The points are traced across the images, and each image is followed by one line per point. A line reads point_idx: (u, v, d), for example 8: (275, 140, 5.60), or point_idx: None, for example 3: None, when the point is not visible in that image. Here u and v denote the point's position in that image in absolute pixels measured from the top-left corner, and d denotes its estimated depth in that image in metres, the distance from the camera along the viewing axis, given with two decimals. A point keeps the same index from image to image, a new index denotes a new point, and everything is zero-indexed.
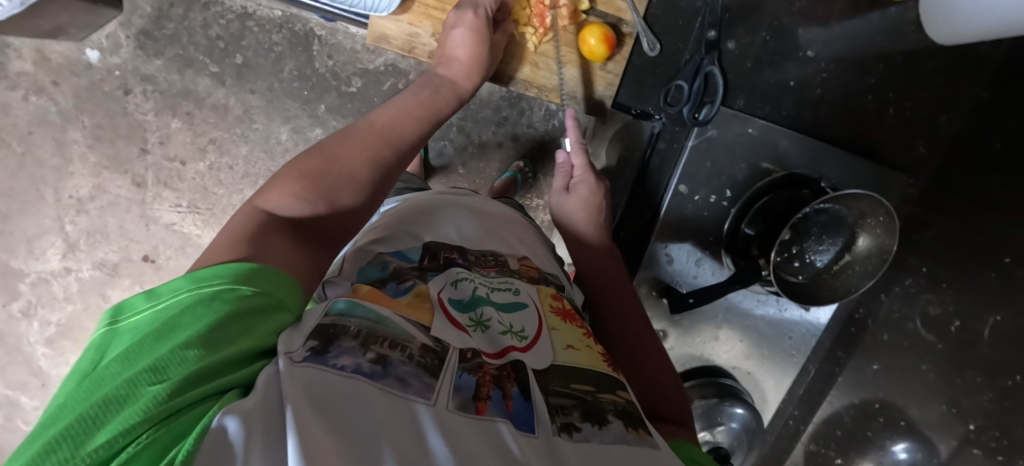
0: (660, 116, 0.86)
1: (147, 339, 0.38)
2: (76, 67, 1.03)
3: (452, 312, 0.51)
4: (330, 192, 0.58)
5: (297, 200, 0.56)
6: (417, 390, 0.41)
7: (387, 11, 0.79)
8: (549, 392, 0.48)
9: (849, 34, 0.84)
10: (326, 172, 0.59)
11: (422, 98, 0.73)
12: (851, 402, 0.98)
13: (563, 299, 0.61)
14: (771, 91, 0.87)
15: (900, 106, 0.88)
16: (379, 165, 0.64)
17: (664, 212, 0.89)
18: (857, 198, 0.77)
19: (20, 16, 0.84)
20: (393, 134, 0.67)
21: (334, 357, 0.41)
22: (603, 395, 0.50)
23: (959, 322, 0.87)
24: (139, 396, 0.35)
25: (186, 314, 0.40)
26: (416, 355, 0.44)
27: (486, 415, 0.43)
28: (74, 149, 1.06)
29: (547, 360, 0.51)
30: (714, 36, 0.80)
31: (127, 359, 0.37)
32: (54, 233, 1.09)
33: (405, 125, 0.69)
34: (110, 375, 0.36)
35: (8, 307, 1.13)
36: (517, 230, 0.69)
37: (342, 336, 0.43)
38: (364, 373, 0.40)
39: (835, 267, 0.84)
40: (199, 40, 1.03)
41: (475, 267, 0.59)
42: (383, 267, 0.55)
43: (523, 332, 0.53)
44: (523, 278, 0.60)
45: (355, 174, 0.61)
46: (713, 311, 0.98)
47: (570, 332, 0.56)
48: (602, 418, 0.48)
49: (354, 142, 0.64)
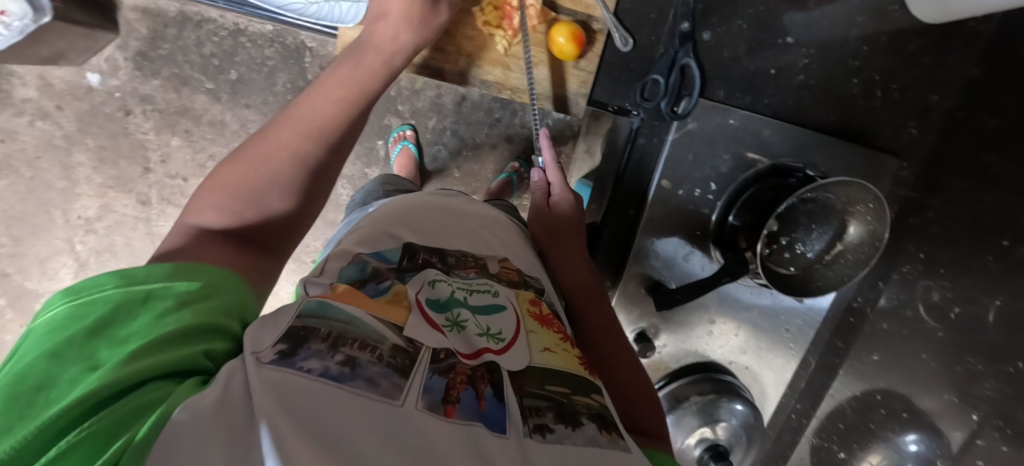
0: (637, 111, 0.84)
1: (94, 325, 0.40)
2: (77, 92, 1.04)
3: (428, 312, 0.51)
4: (256, 196, 0.57)
5: (217, 212, 0.56)
6: (385, 391, 0.41)
7: (353, 21, 0.79)
8: (523, 394, 0.48)
9: (829, 17, 0.82)
10: (252, 174, 0.58)
11: (337, 73, 0.66)
12: (854, 393, 0.97)
13: (541, 304, 0.60)
14: (750, 79, 0.84)
15: (888, 88, 0.86)
16: (306, 162, 0.60)
17: (649, 204, 0.87)
18: (844, 185, 0.76)
19: (22, 44, 0.87)
20: (312, 121, 0.62)
21: (303, 360, 0.41)
22: (578, 398, 0.50)
23: (959, 307, 0.83)
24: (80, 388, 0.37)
25: (121, 308, 0.42)
26: (386, 356, 0.44)
27: (455, 418, 0.42)
28: (80, 172, 1.08)
29: (523, 362, 0.51)
30: (688, 27, 0.79)
31: (62, 352, 0.39)
32: (65, 253, 1.12)
33: (326, 109, 0.63)
34: (47, 369, 0.38)
35: (26, 326, 1.16)
36: (499, 229, 0.68)
37: (312, 338, 0.43)
38: (330, 377, 0.40)
39: (827, 257, 0.82)
40: (194, 58, 1.03)
41: (454, 269, 0.58)
42: (362, 267, 0.54)
43: (500, 334, 0.52)
44: (503, 282, 0.59)
45: (279, 172, 0.59)
46: (705, 303, 0.95)
47: (547, 335, 0.55)
48: (576, 419, 0.47)
49: (267, 138, 0.60)
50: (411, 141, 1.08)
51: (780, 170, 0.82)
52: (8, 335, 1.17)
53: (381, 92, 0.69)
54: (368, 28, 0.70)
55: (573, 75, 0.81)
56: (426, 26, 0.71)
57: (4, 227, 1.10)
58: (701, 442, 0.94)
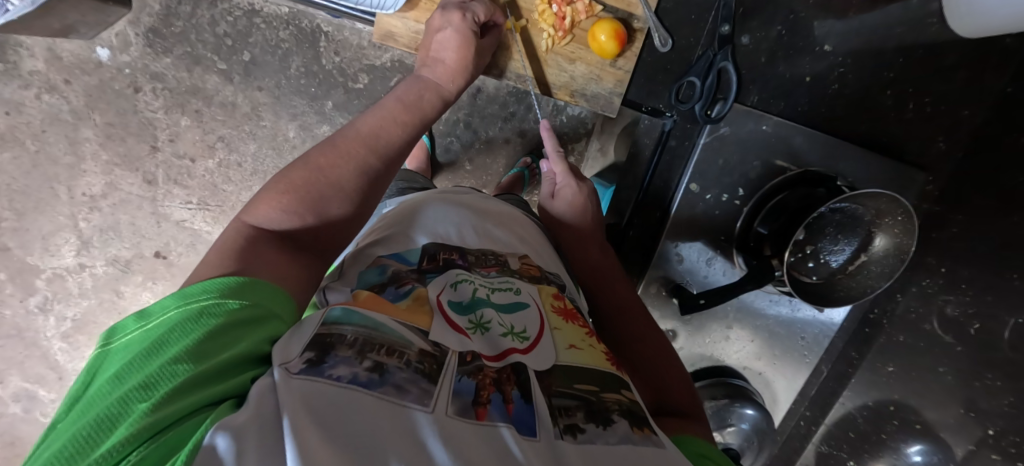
0: (671, 113, 0.85)
1: (137, 358, 0.39)
2: (86, 66, 1.02)
3: (451, 315, 0.50)
4: (319, 203, 0.58)
5: (284, 214, 0.55)
6: (415, 397, 0.40)
7: (393, 8, 0.78)
8: (551, 393, 0.46)
9: (866, 27, 0.81)
10: (317, 181, 0.58)
11: (406, 100, 0.71)
12: (864, 403, 0.97)
13: (564, 298, 0.59)
14: (785, 86, 0.84)
15: (920, 101, 0.86)
16: (366, 173, 0.62)
17: (676, 212, 0.87)
18: (875, 198, 0.75)
19: (32, 16, 0.84)
20: (379, 142, 0.65)
21: (330, 368, 0.40)
22: (607, 395, 0.48)
23: (978, 323, 0.85)
24: (129, 415, 0.36)
25: (175, 330, 0.41)
26: (413, 361, 0.43)
27: (486, 420, 0.41)
28: (86, 147, 1.06)
29: (549, 360, 0.49)
30: (728, 30, 0.79)
31: (117, 379, 0.38)
32: (68, 230, 1.10)
33: (389, 131, 0.66)
34: (103, 397, 0.37)
35: (25, 302, 1.13)
36: (517, 226, 0.67)
37: (338, 345, 0.42)
38: (362, 383, 0.40)
39: (850, 267, 0.82)
40: (207, 37, 1.01)
41: (475, 267, 0.57)
42: (382, 271, 0.54)
43: (524, 333, 0.51)
44: (524, 278, 0.58)
45: (343, 181, 0.60)
46: (724, 310, 0.95)
47: (572, 331, 0.54)
48: (607, 418, 0.46)
49: (337, 151, 0.61)
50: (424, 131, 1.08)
51: (810, 177, 0.81)
52: (7, 310, 1.13)
53: (434, 121, 0.73)
54: (424, 69, 0.75)
55: (610, 73, 0.82)
56: (473, 39, 0.74)
57: (7, 201, 1.07)
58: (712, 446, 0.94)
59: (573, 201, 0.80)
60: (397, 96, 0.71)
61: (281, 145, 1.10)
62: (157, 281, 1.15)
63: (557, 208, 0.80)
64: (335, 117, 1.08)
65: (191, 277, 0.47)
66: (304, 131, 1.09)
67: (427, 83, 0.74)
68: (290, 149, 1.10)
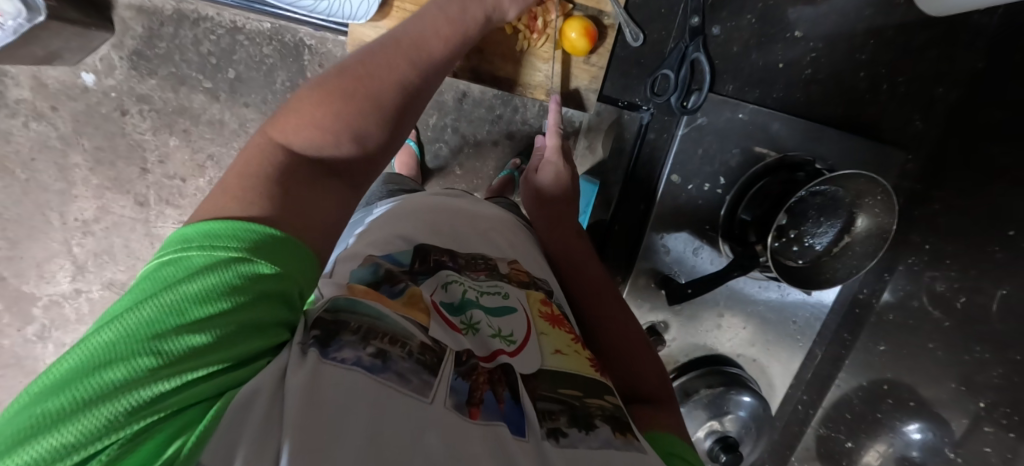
0: (648, 106, 0.86)
1: (151, 315, 0.33)
2: (72, 92, 1.02)
3: (445, 314, 0.47)
4: (358, 121, 0.49)
5: (319, 130, 0.47)
6: (416, 387, 0.39)
7: (365, 18, 0.76)
8: (535, 397, 0.44)
9: (836, 10, 0.83)
10: (358, 91, 0.49)
11: (447, 14, 0.62)
12: (861, 383, 0.96)
13: (552, 304, 0.55)
14: (760, 73, 0.85)
15: (893, 82, 0.87)
16: (407, 88, 0.53)
17: (659, 201, 0.88)
18: (852, 178, 0.76)
19: (12, 47, 0.85)
20: (417, 56, 0.55)
21: (336, 351, 0.39)
22: (590, 400, 0.46)
23: (964, 297, 0.82)
24: (131, 388, 0.31)
25: (195, 290, 0.35)
26: (415, 352, 0.41)
27: (480, 420, 0.39)
28: (76, 173, 1.06)
29: (535, 364, 0.46)
30: (698, 22, 0.79)
31: (123, 335, 0.32)
32: (62, 256, 1.10)
33: (430, 44, 0.57)
34: (105, 353, 0.32)
35: (23, 330, 1.14)
36: (508, 232, 0.63)
37: (344, 330, 0.40)
38: (365, 367, 0.38)
39: (835, 249, 0.83)
40: (191, 57, 1.02)
41: (465, 270, 0.54)
42: (374, 270, 0.48)
43: (512, 336, 0.48)
44: (513, 282, 0.55)
45: (382, 95, 0.51)
46: (713, 299, 0.96)
47: (559, 337, 0.51)
48: (590, 423, 0.44)
49: (380, 59, 0.52)
50: (412, 138, 1.08)
51: (790, 163, 0.82)
52: (5, 340, 1.14)
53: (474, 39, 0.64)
54: None
55: (585, 70, 0.83)
56: None
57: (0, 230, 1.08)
58: (711, 434, 0.92)
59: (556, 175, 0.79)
60: (437, 9, 0.62)
61: None
62: None
63: (539, 179, 0.79)
64: None
65: (223, 200, 0.40)
66: None
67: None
68: None
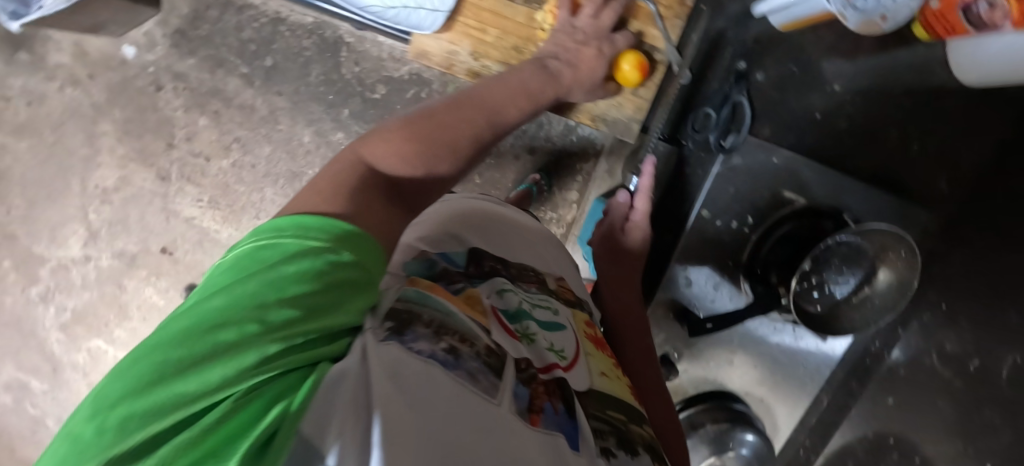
0: (686, 141, 0.88)
1: (247, 287, 0.31)
2: (111, 63, 1.07)
3: (503, 320, 0.46)
4: (432, 157, 0.51)
5: (400, 159, 0.48)
6: (485, 387, 0.38)
7: (430, 28, 0.79)
8: (588, 413, 0.44)
9: (873, 68, 0.87)
10: (437, 135, 0.52)
11: (529, 88, 0.68)
12: (864, 433, 0.96)
13: (594, 327, 0.59)
14: (795, 121, 0.89)
15: (923, 142, 0.89)
16: (478, 141, 0.57)
17: (687, 234, 0.90)
18: (880, 233, 0.77)
19: (66, 14, 0.87)
20: (495, 118, 0.60)
21: (411, 341, 0.37)
22: (633, 427, 0.48)
23: (978, 360, 0.83)
24: (231, 359, 0.28)
25: (288, 267, 0.33)
26: (483, 354, 0.40)
27: (540, 428, 0.39)
28: (103, 141, 1.09)
29: (586, 383, 0.47)
30: (743, 67, 0.85)
31: (218, 305, 0.30)
32: (77, 221, 1.12)
33: (507, 111, 0.63)
34: (202, 322, 0.29)
35: (28, 290, 1.15)
36: (549, 245, 0.64)
37: (416, 322, 0.39)
38: (440, 362, 0.36)
39: (854, 299, 0.84)
40: (232, 42, 1.05)
41: (518, 281, 0.54)
42: (429, 266, 0.48)
43: (563, 352, 0.48)
44: (560, 299, 0.56)
45: (457, 142, 0.54)
46: (728, 336, 0.98)
47: (602, 360, 0.53)
48: (633, 449, 0.45)
49: (462, 113, 0.56)
50: None
51: (818, 211, 0.85)
52: (8, 298, 1.15)
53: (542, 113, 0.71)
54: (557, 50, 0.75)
55: (631, 101, 0.82)
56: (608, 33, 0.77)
57: (20, 189, 1.11)
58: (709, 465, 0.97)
59: (642, 240, 0.79)
60: (524, 79, 0.68)
61: (295, 149, 1.09)
62: (161, 276, 1.13)
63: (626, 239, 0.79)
64: (351, 124, 1.08)
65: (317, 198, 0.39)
66: (319, 136, 1.09)
67: (551, 76, 0.71)
68: (304, 154, 1.09)
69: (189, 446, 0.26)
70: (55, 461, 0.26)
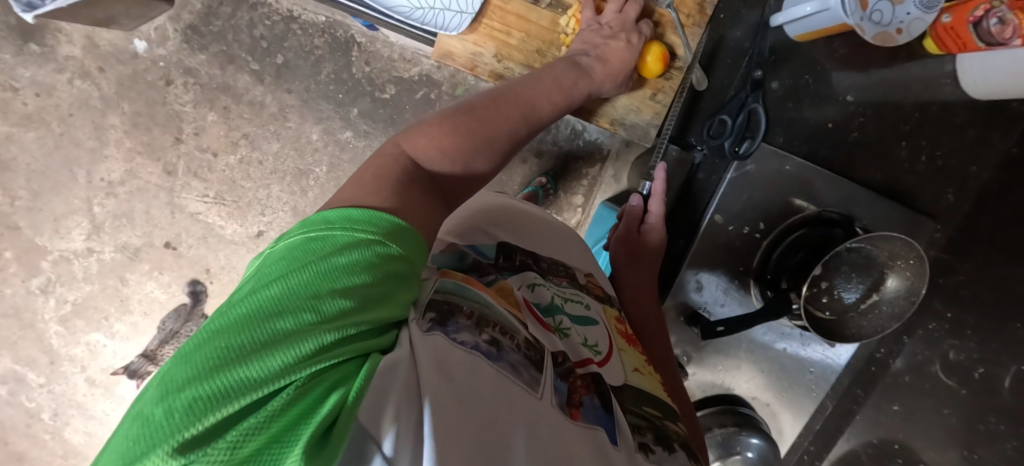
0: (701, 147, 0.88)
1: (304, 273, 0.31)
2: (122, 56, 1.06)
3: (537, 313, 0.47)
4: (471, 153, 0.52)
5: (440, 155, 0.49)
6: (527, 380, 0.39)
7: (457, 29, 0.80)
8: (626, 409, 0.45)
9: (885, 81, 0.88)
10: (476, 130, 0.53)
11: (561, 83, 0.69)
12: (869, 440, 0.99)
13: (624, 323, 0.59)
14: (811, 132, 0.90)
15: (932, 155, 0.91)
16: (515, 137, 0.57)
17: (699, 239, 0.91)
18: (891, 240, 0.79)
19: (78, 7, 0.87)
20: (530, 114, 0.61)
21: (454, 332, 0.37)
22: (668, 423, 0.49)
23: (983, 368, 0.88)
24: (294, 343, 0.28)
25: (341, 256, 0.33)
26: (523, 347, 0.41)
27: (581, 421, 0.40)
28: (111, 134, 1.09)
29: (621, 378, 0.48)
30: (760, 75, 0.84)
31: (278, 291, 0.30)
32: (82, 213, 1.12)
33: (541, 105, 0.63)
34: (263, 307, 0.29)
35: (28, 282, 1.14)
36: (575, 243, 0.64)
37: (458, 313, 0.39)
38: (483, 354, 0.37)
39: (863, 305, 0.86)
40: (244, 39, 1.06)
41: (548, 275, 0.55)
42: (461, 258, 0.48)
43: (597, 346, 0.49)
44: (590, 294, 0.57)
45: (495, 139, 0.55)
46: (735, 341, 0.98)
47: (634, 356, 0.54)
48: (670, 444, 0.46)
49: (501, 108, 0.57)
50: None
51: (826, 219, 0.83)
52: (7, 289, 1.14)
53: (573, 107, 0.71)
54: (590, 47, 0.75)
55: (650, 106, 0.82)
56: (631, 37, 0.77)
57: (25, 180, 1.10)
58: None
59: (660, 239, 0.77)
60: (556, 75, 0.69)
61: (303, 146, 1.11)
62: (164, 271, 1.15)
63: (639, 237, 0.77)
64: (360, 124, 1.10)
65: (365, 192, 0.40)
66: (327, 135, 1.10)
67: (583, 72, 0.72)
68: (312, 150, 1.11)
69: (256, 430, 0.25)
70: (118, 447, 0.25)
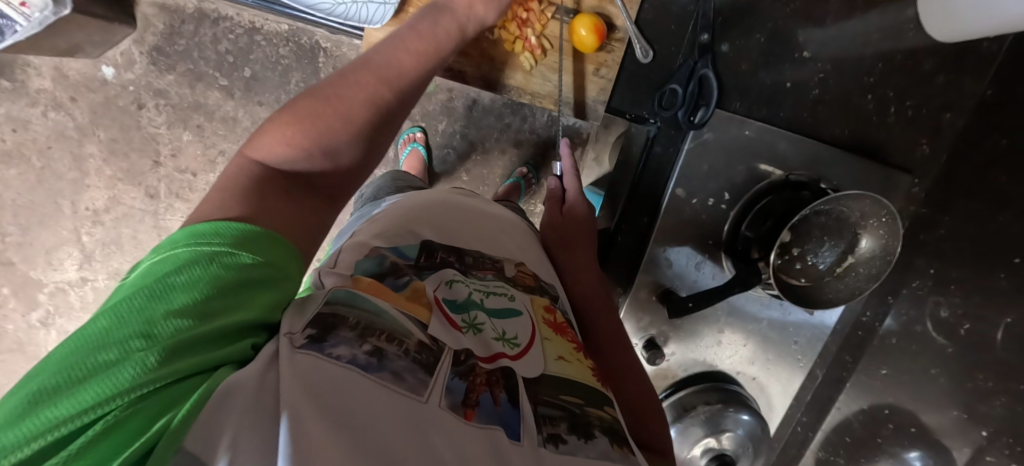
0: (655, 119, 0.86)
1: (140, 297, 0.34)
2: (92, 84, 1.05)
3: (447, 311, 0.45)
4: (323, 137, 0.50)
5: (291, 149, 0.49)
6: (412, 385, 0.37)
7: (381, 22, 0.77)
8: (536, 401, 0.43)
9: (848, 34, 0.84)
10: (326, 113, 0.51)
11: (420, 30, 0.63)
12: (862, 408, 0.98)
13: (556, 312, 0.54)
14: (767, 92, 0.86)
15: (901, 105, 0.87)
16: (375, 103, 0.54)
17: (663, 216, 0.88)
18: (857, 198, 0.76)
19: (39, 37, 0.87)
20: (392, 73, 0.57)
21: (331, 347, 0.37)
22: (591, 409, 0.45)
23: (968, 324, 0.82)
24: (124, 364, 0.32)
25: (181, 274, 0.36)
26: (412, 351, 0.39)
27: (474, 422, 0.38)
28: (90, 163, 1.08)
29: (538, 369, 0.45)
30: (707, 39, 0.81)
31: (114, 317, 0.33)
32: (71, 244, 1.11)
33: (406, 62, 0.59)
34: (98, 334, 0.32)
35: (28, 316, 1.15)
36: (514, 229, 0.62)
37: (340, 326, 0.39)
38: (359, 366, 0.37)
39: (838, 269, 0.83)
40: (209, 55, 1.04)
41: (472, 270, 0.52)
42: (381, 261, 0.47)
43: (515, 340, 0.47)
44: (518, 286, 0.53)
45: (350, 113, 0.52)
46: (715, 315, 0.95)
47: (562, 344, 0.50)
48: (590, 432, 0.42)
49: (349, 79, 0.54)
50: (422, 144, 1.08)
51: (793, 182, 0.82)
52: (9, 325, 1.15)
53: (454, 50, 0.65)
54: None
55: (593, 81, 0.83)
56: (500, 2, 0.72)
57: (12, 216, 1.10)
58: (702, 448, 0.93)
59: (584, 210, 0.77)
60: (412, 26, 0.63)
61: None
62: None
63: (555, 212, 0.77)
64: None
65: (204, 207, 0.42)
66: None
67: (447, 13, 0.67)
68: None
69: (85, 448, 0.29)
70: None
